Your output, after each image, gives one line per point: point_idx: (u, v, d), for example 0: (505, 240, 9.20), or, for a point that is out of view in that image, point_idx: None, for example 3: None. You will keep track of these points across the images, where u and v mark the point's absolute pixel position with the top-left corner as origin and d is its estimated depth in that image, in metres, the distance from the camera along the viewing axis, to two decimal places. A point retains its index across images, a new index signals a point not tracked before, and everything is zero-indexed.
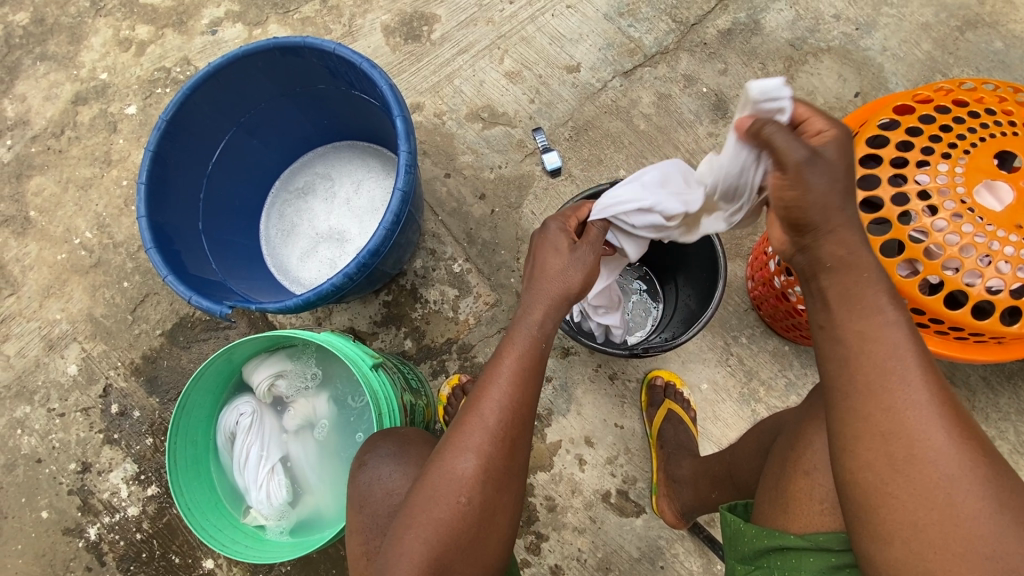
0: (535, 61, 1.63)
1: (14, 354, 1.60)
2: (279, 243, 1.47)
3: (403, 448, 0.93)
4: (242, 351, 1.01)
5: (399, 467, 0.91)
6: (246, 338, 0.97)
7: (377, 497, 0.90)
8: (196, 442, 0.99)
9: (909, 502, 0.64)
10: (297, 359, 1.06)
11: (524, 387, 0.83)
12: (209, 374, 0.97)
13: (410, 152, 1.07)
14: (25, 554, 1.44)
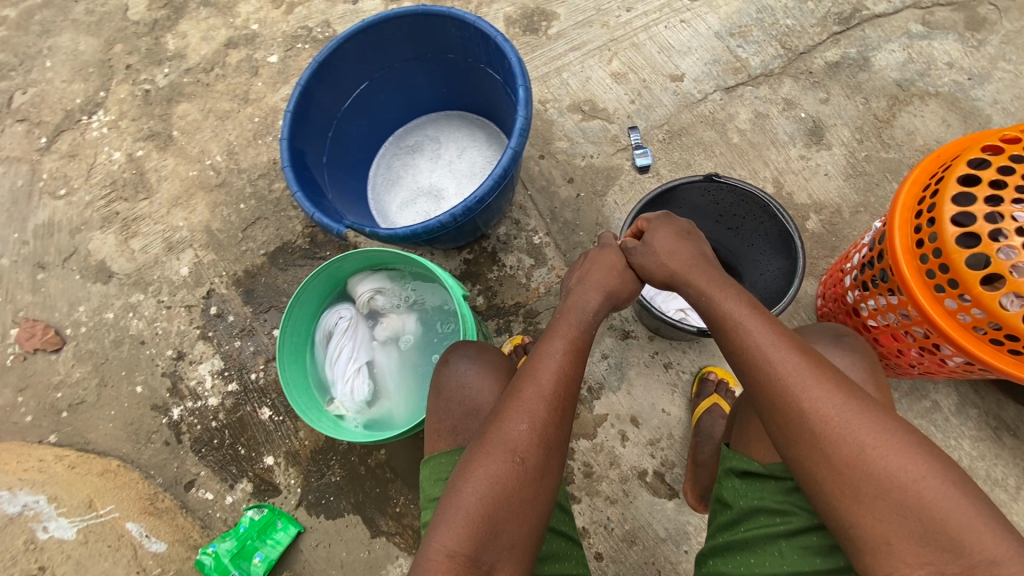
0: (641, 66, 1.73)
1: (140, 249, 1.82)
2: (384, 191, 1.63)
3: (479, 354, 1.06)
4: (352, 264, 1.17)
5: (476, 367, 1.03)
6: (363, 249, 1.13)
7: (452, 388, 1.03)
8: (301, 335, 1.14)
9: (842, 470, 0.73)
10: (396, 281, 1.21)
11: (572, 360, 0.92)
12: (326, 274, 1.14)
13: (526, 118, 1.19)
14: (115, 420, 1.63)
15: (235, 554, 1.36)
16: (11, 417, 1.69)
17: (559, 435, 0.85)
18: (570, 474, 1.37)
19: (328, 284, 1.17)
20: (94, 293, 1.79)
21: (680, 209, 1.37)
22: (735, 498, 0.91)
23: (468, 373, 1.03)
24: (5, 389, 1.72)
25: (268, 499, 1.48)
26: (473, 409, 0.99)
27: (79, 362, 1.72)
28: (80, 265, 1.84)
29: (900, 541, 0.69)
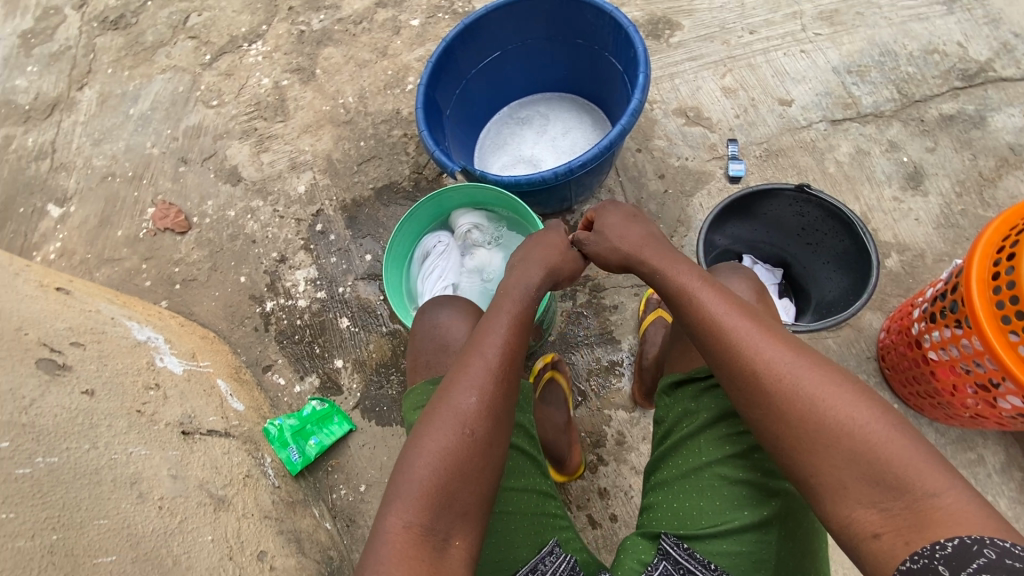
0: (753, 85, 1.81)
1: (268, 163, 2.06)
2: (489, 153, 1.77)
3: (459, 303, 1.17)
4: (459, 198, 1.32)
5: (453, 318, 1.14)
6: (465, 185, 1.28)
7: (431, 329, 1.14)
8: (402, 248, 1.31)
9: (796, 426, 0.79)
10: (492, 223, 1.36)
11: (519, 329, 0.97)
12: (431, 202, 1.30)
13: (640, 101, 1.30)
14: (218, 300, 1.85)
15: (296, 431, 1.54)
16: (133, 280, 1.94)
17: (506, 403, 0.90)
18: (603, 438, 1.46)
19: (434, 210, 1.33)
20: (222, 191, 2.03)
21: (762, 220, 1.44)
22: (665, 415, 1.06)
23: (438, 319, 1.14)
24: (134, 256, 1.98)
25: (330, 395, 1.65)
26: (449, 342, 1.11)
27: (197, 246, 1.95)
28: (215, 166, 2.08)
29: (854, 486, 0.74)
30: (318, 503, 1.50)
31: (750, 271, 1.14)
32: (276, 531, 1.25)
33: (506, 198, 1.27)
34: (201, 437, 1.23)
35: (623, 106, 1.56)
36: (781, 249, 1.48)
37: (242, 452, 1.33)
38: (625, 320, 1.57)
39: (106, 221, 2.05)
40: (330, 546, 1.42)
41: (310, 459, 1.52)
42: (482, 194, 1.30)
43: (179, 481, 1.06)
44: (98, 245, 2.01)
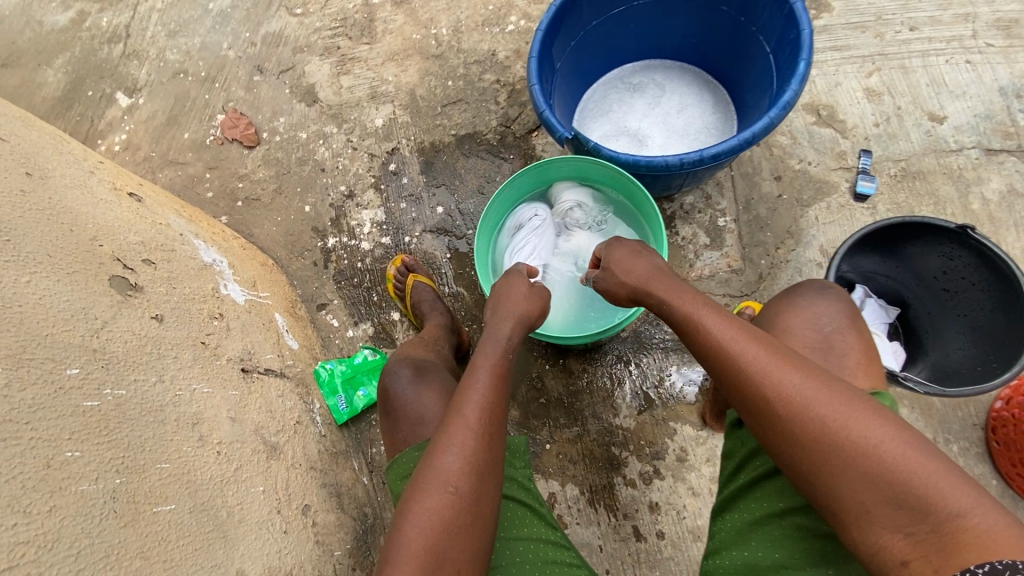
0: (902, 92, 1.58)
1: (346, 88, 1.90)
2: (590, 118, 1.57)
3: (421, 374, 1.11)
4: (565, 169, 1.20)
5: (412, 387, 1.08)
6: (575, 158, 1.16)
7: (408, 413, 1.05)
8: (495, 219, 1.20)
9: (806, 452, 0.74)
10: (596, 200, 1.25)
11: (498, 389, 0.92)
12: (536, 170, 1.17)
13: (796, 93, 1.12)
14: (279, 226, 1.77)
15: (346, 379, 1.48)
16: (195, 189, 1.86)
17: (496, 448, 0.87)
18: (664, 451, 1.38)
19: (535, 180, 1.20)
20: (295, 110, 1.90)
21: (909, 253, 1.28)
22: (737, 448, 0.96)
23: (408, 386, 1.08)
24: (198, 163, 1.89)
25: (382, 347, 1.60)
26: (418, 416, 1.05)
27: (264, 165, 1.86)
28: (291, 80, 1.94)
29: (877, 512, 0.69)
30: (358, 456, 1.46)
31: (837, 287, 1.05)
32: (319, 484, 1.21)
33: (623, 178, 1.15)
34: (259, 377, 1.17)
35: (760, 92, 1.36)
36: (901, 287, 1.33)
37: (295, 396, 1.28)
38: None
39: (173, 121, 1.96)
40: (366, 503, 1.39)
41: (357, 411, 1.47)
42: (595, 171, 1.17)
43: (237, 425, 1.01)
44: (164, 145, 1.93)
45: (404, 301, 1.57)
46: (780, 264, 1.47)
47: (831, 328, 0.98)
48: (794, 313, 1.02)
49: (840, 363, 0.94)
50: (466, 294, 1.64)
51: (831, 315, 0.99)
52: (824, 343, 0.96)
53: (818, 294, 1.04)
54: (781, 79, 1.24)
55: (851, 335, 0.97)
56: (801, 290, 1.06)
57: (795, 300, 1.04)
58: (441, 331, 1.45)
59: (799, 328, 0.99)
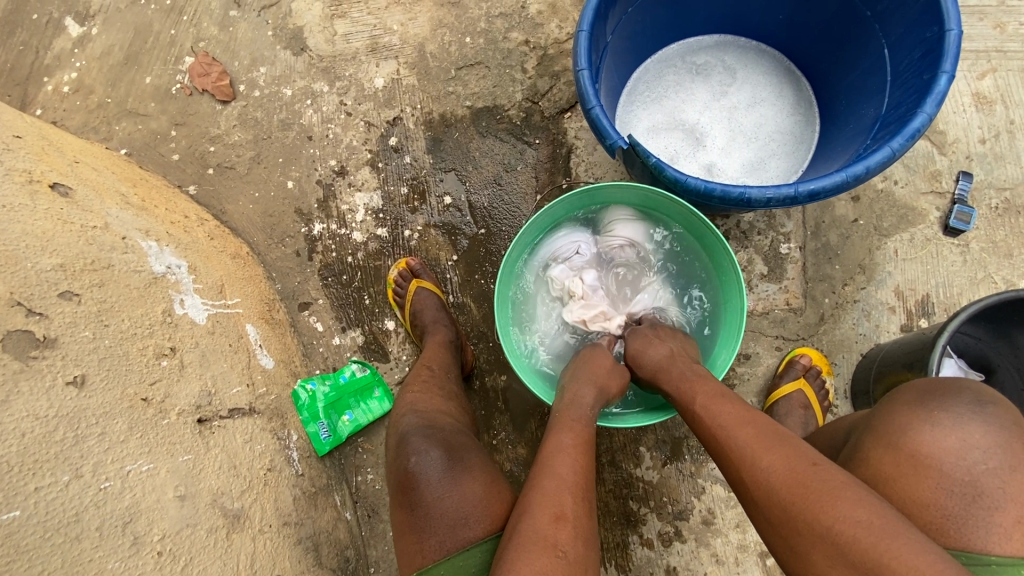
0: (1018, 101, 1.30)
1: (340, 35, 1.56)
2: (640, 103, 1.28)
3: (456, 456, 0.94)
4: (626, 195, 1.09)
5: (451, 473, 0.90)
6: (632, 187, 1.06)
7: (438, 506, 0.87)
8: (536, 231, 1.12)
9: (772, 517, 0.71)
10: (656, 241, 1.16)
11: (581, 457, 0.81)
12: (591, 193, 1.08)
13: (930, 118, 0.87)
14: (256, 204, 1.50)
15: (329, 403, 1.29)
16: (158, 148, 1.57)
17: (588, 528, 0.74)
18: (688, 510, 1.22)
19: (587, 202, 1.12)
20: (279, 59, 1.57)
21: None
22: None
23: (443, 476, 0.90)
24: (162, 116, 1.59)
25: (373, 360, 1.37)
26: (457, 520, 0.85)
27: (240, 125, 1.55)
28: (275, 20, 1.59)
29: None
30: (341, 487, 1.28)
31: (999, 403, 0.76)
32: (294, 542, 1.03)
33: (695, 216, 1.03)
34: (221, 424, 0.96)
35: (864, 99, 1.10)
36: (991, 352, 1.11)
37: (267, 436, 1.09)
38: (753, 377, 1.26)
39: (131, 60, 1.62)
40: (348, 545, 1.22)
41: (341, 439, 1.29)
42: (665, 205, 1.07)
43: (188, 503, 0.81)
44: (121, 90, 1.61)
45: (403, 309, 1.35)
46: (846, 305, 1.26)
47: (984, 467, 0.71)
48: (934, 431, 0.74)
49: (985, 520, 0.69)
50: (472, 305, 1.42)
51: (988, 450, 0.72)
52: (969, 487, 0.71)
53: (972, 412, 0.75)
54: (902, 92, 0.97)
55: (1017, 480, 0.70)
56: (948, 394, 0.77)
57: (935, 412, 0.76)
58: (446, 353, 1.23)
59: (939, 460, 0.73)
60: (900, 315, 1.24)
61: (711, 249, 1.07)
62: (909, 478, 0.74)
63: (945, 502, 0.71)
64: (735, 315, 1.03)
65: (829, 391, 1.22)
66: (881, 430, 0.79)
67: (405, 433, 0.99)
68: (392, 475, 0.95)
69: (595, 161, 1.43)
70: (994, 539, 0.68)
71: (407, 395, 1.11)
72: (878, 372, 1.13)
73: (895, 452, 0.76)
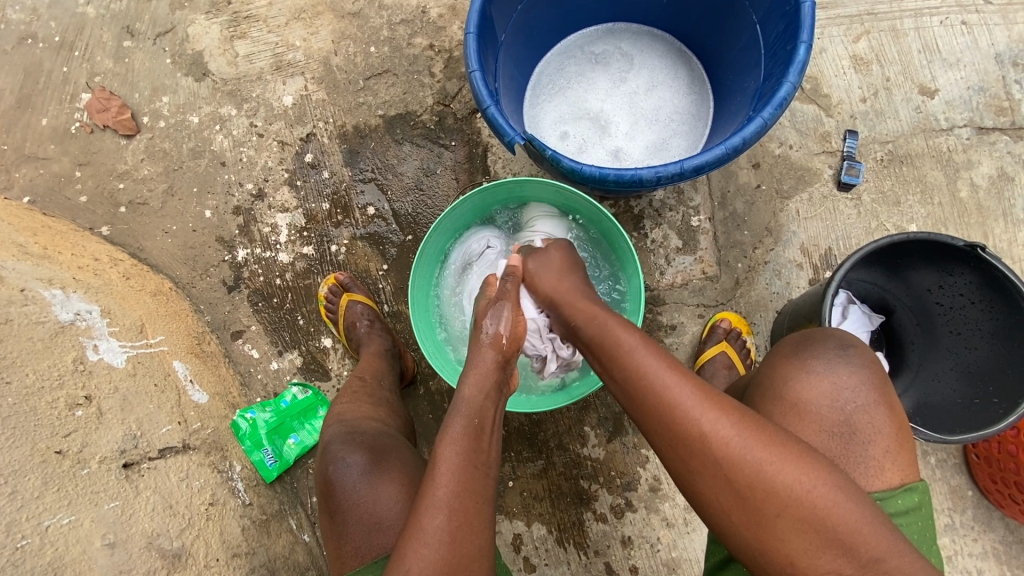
0: (891, 60, 1.41)
1: (243, 56, 1.54)
2: (545, 97, 1.31)
3: (375, 457, 0.93)
4: (546, 192, 1.13)
5: (367, 474, 0.90)
6: (552, 184, 1.10)
7: (353, 508, 0.87)
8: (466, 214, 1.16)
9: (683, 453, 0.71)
10: (576, 238, 1.20)
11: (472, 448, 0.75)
12: (515, 187, 1.13)
13: (794, 86, 0.94)
14: (175, 238, 1.47)
15: (272, 428, 1.28)
16: (64, 192, 1.51)
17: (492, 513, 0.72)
18: (635, 481, 1.27)
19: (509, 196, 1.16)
20: (181, 87, 1.53)
21: (918, 269, 1.13)
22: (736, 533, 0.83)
23: (360, 478, 0.90)
24: (64, 158, 1.52)
25: (314, 380, 1.36)
26: (374, 521, 0.85)
27: (149, 158, 1.51)
28: (172, 47, 1.55)
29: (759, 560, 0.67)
30: (296, 510, 1.28)
31: (858, 343, 0.82)
32: (246, 572, 1.03)
33: (605, 215, 1.08)
34: (151, 465, 0.95)
35: (745, 72, 1.16)
36: (889, 295, 1.20)
37: (207, 470, 1.07)
38: (680, 346, 1.32)
39: (23, 102, 1.55)
40: (309, 566, 1.22)
41: (289, 463, 1.28)
42: (581, 205, 1.12)
43: (119, 550, 0.81)
44: (16, 134, 1.53)
45: (337, 325, 1.34)
46: (758, 267, 1.33)
47: (855, 405, 0.77)
48: (811, 379, 0.79)
49: (864, 457, 0.76)
50: (407, 312, 1.43)
51: (857, 389, 0.78)
52: (845, 426, 0.77)
53: (838, 354, 0.80)
54: (772, 63, 1.04)
55: (882, 413, 0.77)
56: (816, 341, 0.83)
57: (808, 359, 0.81)
58: (381, 362, 1.24)
59: (818, 404, 0.78)
60: (807, 270, 1.33)
61: (619, 247, 1.12)
62: (796, 426, 0.78)
63: (829, 443, 0.77)
64: (637, 300, 1.07)
65: (751, 349, 1.29)
66: (765, 383, 0.83)
67: (329, 443, 0.99)
68: (318, 484, 0.95)
69: (511, 157, 1.46)
70: (875, 471, 0.75)
71: (334, 407, 1.10)
72: (789, 326, 1.21)
73: (782, 404, 0.80)
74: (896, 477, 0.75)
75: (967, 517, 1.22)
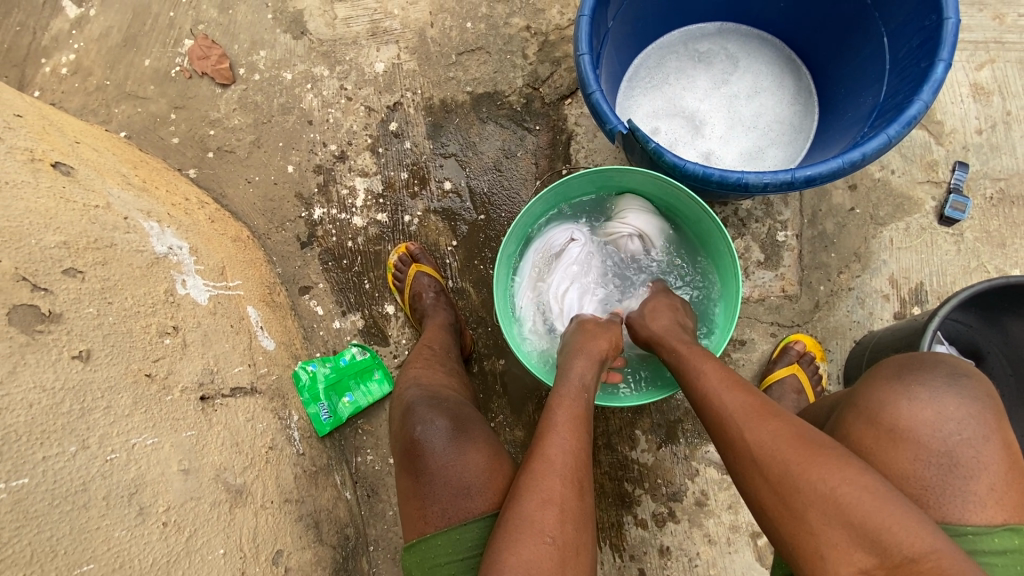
0: (1015, 92, 1.31)
1: (341, 18, 1.56)
2: (641, 90, 1.28)
3: (461, 426, 0.94)
4: (647, 186, 1.11)
5: (455, 441, 0.91)
6: (656, 180, 1.07)
7: (435, 471, 0.88)
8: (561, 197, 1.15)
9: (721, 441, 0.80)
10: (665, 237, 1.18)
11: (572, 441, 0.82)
12: (617, 176, 1.10)
13: (927, 105, 0.88)
14: (256, 189, 1.51)
15: (329, 384, 1.31)
16: (158, 132, 1.57)
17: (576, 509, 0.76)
18: (682, 492, 1.24)
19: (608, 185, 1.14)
20: (279, 42, 1.56)
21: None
22: None
23: (447, 445, 0.90)
24: (162, 99, 1.58)
25: (373, 344, 1.38)
26: (460, 489, 0.86)
27: (240, 109, 1.55)
28: (275, 3, 1.58)
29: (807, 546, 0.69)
30: (341, 468, 1.30)
31: (974, 377, 0.78)
32: (295, 519, 1.05)
33: (710, 219, 1.06)
34: (223, 402, 0.98)
35: (862, 87, 1.10)
36: (981, 339, 1.12)
37: (268, 415, 1.10)
38: (747, 363, 1.28)
39: (130, 42, 1.61)
40: (347, 523, 1.24)
41: (341, 421, 1.31)
42: (684, 205, 1.10)
43: (192, 477, 0.83)
44: (120, 72, 1.60)
45: (402, 294, 1.36)
46: (841, 292, 1.27)
47: (959, 437, 0.73)
48: (912, 405, 0.76)
49: (962, 490, 0.71)
50: (471, 290, 1.43)
51: (963, 420, 0.74)
52: (946, 457, 0.73)
53: (948, 384, 0.76)
54: (900, 79, 0.98)
55: (991, 449, 0.73)
56: (924, 369, 0.79)
57: (912, 385, 0.78)
58: (445, 334, 1.24)
59: (917, 431, 0.75)
60: (893, 302, 1.26)
61: (717, 252, 1.10)
62: (890, 449, 0.75)
63: (923, 472, 0.73)
64: (729, 310, 1.07)
65: (823, 376, 1.23)
66: (860, 403, 0.81)
67: (411, 404, 0.99)
68: (398, 443, 0.96)
69: (594, 148, 1.44)
70: (972, 506, 0.70)
71: (410, 371, 1.12)
72: (870, 358, 1.15)
73: (876, 426, 0.77)
74: (999, 516, 0.70)
75: None
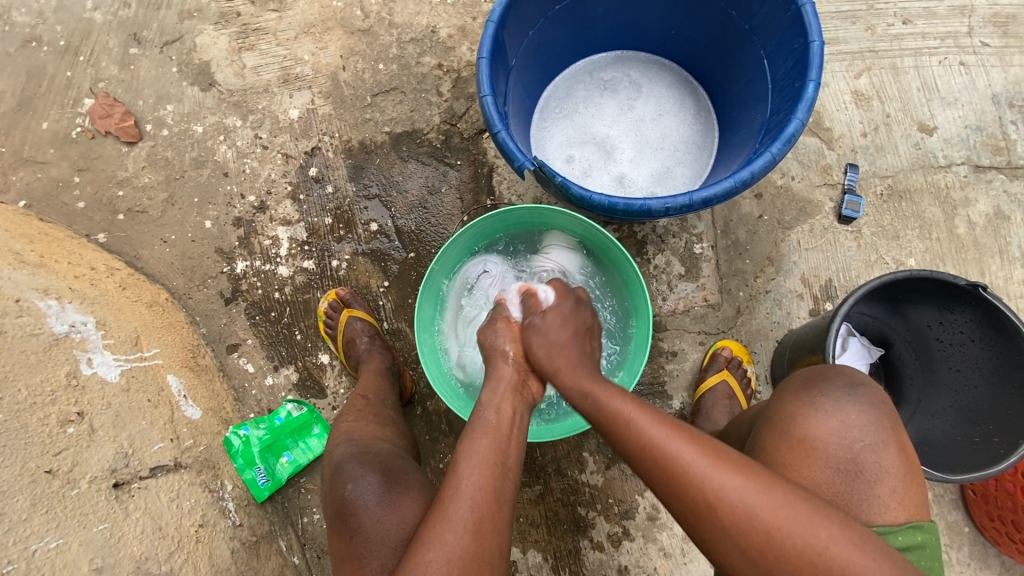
0: (891, 97, 1.43)
1: (250, 68, 1.53)
2: (552, 121, 1.32)
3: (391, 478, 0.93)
4: (568, 224, 1.15)
5: (384, 494, 0.89)
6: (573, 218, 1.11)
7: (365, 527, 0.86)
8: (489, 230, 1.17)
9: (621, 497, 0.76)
10: (587, 272, 1.21)
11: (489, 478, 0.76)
12: (539, 213, 1.14)
13: (802, 123, 0.95)
14: (173, 248, 1.45)
15: (265, 446, 1.26)
16: (61, 197, 1.49)
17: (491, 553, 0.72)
18: (633, 509, 1.26)
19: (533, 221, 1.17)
20: (186, 96, 1.52)
21: (920, 305, 1.12)
22: None
23: (378, 501, 0.88)
24: (63, 162, 1.50)
25: (310, 397, 1.34)
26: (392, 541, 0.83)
27: (149, 166, 1.49)
28: (179, 56, 1.54)
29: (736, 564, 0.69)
30: (286, 531, 1.25)
31: (867, 384, 0.82)
32: None
33: (624, 258, 1.09)
34: (142, 485, 0.96)
35: (751, 106, 1.18)
36: (890, 329, 1.20)
37: (198, 490, 1.05)
38: (681, 372, 1.32)
39: (24, 105, 1.53)
40: None
41: (281, 482, 1.26)
42: (603, 243, 1.13)
43: None
44: (14, 138, 1.51)
45: (335, 342, 1.32)
46: (759, 296, 1.34)
47: (862, 444, 0.77)
48: (817, 417, 0.79)
49: (868, 495, 0.76)
50: (408, 329, 1.42)
51: (863, 428, 0.78)
52: (851, 464, 0.77)
53: (846, 393, 0.81)
54: (780, 98, 1.05)
55: (889, 453, 0.77)
56: (826, 379, 0.83)
57: (816, 397, 0.81)
58: (381, 379, 1.22)
59: (825, 441, 0.78)
60: (808, 300, 1.34)
61: (631, 288, 1.13)
62: (803, 461, 0.78)
63: (832, 479, 0.77)
64: (642, 344, 1.09)
65: (751, 378, 1.29)
66: (774, 417, 0.84)
67: (340, 464, 0.97)
68: (330, 506, 0.93)
69: (516, 178, 1.47)
70: (877, 508, 0.75)
71: (341, 426, 1.09)
72: (789, 357, 1.22)
73: (789, 438, 0.80)
74: (900, 515, 0.75)
75: (963, 553, 1.22)
